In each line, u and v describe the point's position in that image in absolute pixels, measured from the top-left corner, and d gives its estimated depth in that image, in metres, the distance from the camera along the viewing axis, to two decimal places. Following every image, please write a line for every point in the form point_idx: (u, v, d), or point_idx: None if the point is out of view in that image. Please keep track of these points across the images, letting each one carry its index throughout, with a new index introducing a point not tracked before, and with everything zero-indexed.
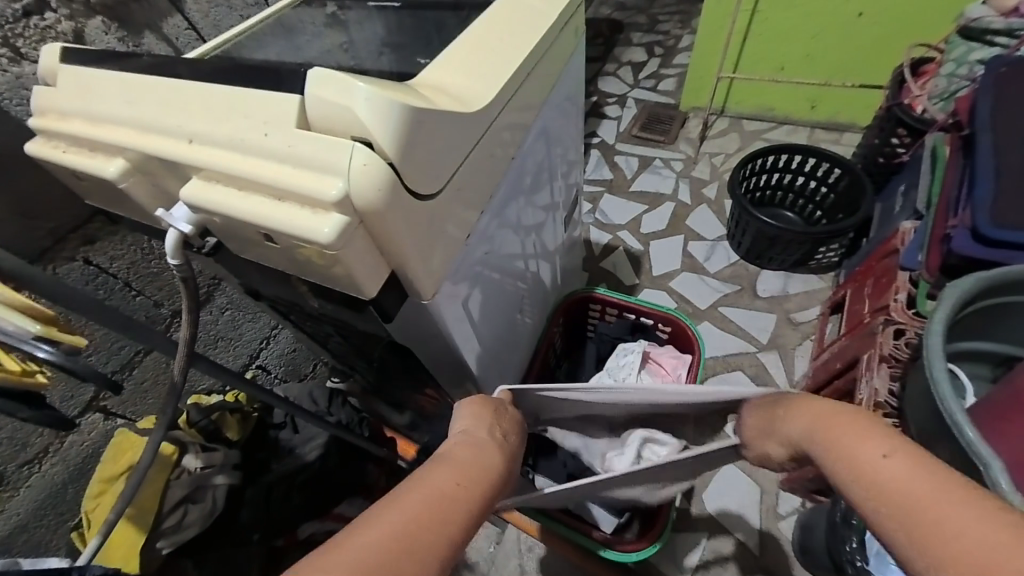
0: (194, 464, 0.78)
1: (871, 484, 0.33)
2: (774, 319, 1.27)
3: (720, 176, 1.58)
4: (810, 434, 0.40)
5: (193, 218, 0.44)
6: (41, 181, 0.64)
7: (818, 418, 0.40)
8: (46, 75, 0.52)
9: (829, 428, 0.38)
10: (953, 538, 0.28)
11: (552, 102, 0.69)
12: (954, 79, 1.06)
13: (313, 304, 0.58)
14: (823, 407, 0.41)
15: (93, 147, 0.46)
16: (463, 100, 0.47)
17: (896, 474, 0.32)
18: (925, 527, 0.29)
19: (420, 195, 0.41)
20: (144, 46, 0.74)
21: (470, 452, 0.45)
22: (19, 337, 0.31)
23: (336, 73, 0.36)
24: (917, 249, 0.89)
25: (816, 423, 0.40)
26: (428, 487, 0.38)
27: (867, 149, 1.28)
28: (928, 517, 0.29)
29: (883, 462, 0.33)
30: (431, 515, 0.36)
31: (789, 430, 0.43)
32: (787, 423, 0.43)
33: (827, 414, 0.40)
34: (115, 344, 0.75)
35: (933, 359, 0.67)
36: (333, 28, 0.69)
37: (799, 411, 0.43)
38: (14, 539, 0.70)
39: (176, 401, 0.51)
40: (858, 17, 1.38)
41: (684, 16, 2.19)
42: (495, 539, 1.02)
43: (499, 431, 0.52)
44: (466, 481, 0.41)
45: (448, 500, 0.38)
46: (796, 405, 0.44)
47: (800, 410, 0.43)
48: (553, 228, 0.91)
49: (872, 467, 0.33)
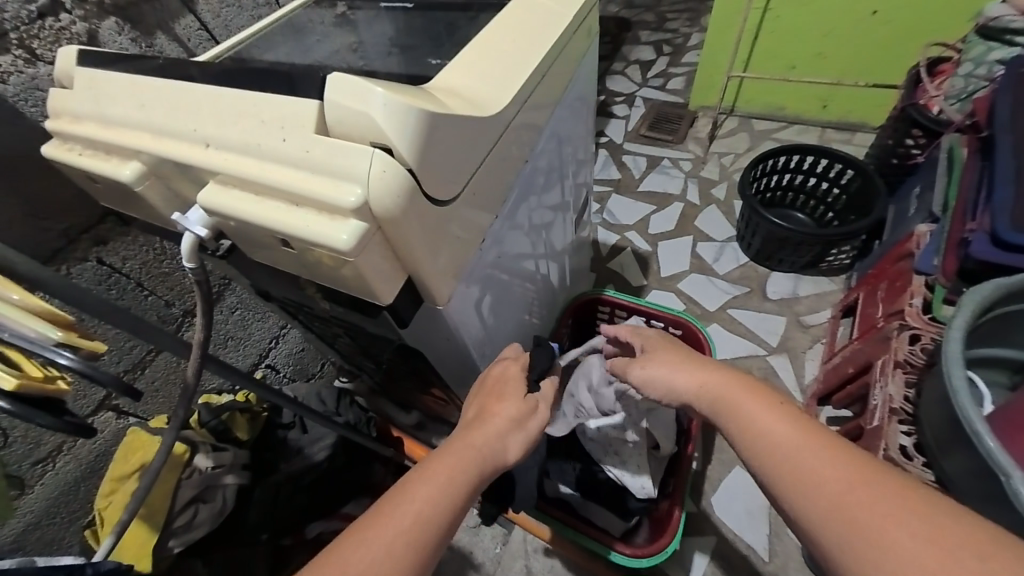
0: (205, 463, 0.77)
1: (756, 440, 0.43)
2: (783, 322, 1.26)
3: (730, 176, 1.57)
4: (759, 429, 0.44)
5: (208, 221, 0.44)
6: (55, 182, 0.64)
7: (713, 383, 0.50)
8: (60, 77, 0.52)
9: (724, 393, 0.49)
10: (812, 476, 0.39)
11: (565, 102, 0.69)
12: (972, 79, 1.04)
13: (324, 307, 0.58)
14: (711, 373, 0.52)
15: (107, 150, 0.46)
16: (478, 103, 0.46)
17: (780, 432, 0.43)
18: (795, 471, 0.40)
19: (436, 200, 0.41)
20: (156, 47, 0.74)
21: (465, 446, 0.48)
22: (40, 344, 0.32)
23: (354, 77, 0.36)
24: (933, 252, 0.88)
25: (713, 389, 0.50)
26: (419, 500, 0.42)
27: (881, 150, 1.26)
28: (804, 469, 0.39)
29: (770, 421, 0.44)
30: (421, 525, 0.41)
31: (683, 389, 0.53)
32: (679, 385, 0.53)
33: (717, 381, 0.50)
34: (127, 344, 0.75)
35: (951, 366, 0.66)
36: (343, 28, 0.69)
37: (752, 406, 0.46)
38: (28, 536, 0.71)
39: (189, 402, 0.51)
40: (872, 15, 1.35)
41: (693, 14, 2.17)
42: (501, 539, 1.03)
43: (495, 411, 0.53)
44: (456, 485, 0.45)
45: (432, 505, 0.42)
46: (689, 366, 0.54)
47: (693, 371, 0.53)
48: (562, 230, 0.90)
49: (764, 427, 0.43)
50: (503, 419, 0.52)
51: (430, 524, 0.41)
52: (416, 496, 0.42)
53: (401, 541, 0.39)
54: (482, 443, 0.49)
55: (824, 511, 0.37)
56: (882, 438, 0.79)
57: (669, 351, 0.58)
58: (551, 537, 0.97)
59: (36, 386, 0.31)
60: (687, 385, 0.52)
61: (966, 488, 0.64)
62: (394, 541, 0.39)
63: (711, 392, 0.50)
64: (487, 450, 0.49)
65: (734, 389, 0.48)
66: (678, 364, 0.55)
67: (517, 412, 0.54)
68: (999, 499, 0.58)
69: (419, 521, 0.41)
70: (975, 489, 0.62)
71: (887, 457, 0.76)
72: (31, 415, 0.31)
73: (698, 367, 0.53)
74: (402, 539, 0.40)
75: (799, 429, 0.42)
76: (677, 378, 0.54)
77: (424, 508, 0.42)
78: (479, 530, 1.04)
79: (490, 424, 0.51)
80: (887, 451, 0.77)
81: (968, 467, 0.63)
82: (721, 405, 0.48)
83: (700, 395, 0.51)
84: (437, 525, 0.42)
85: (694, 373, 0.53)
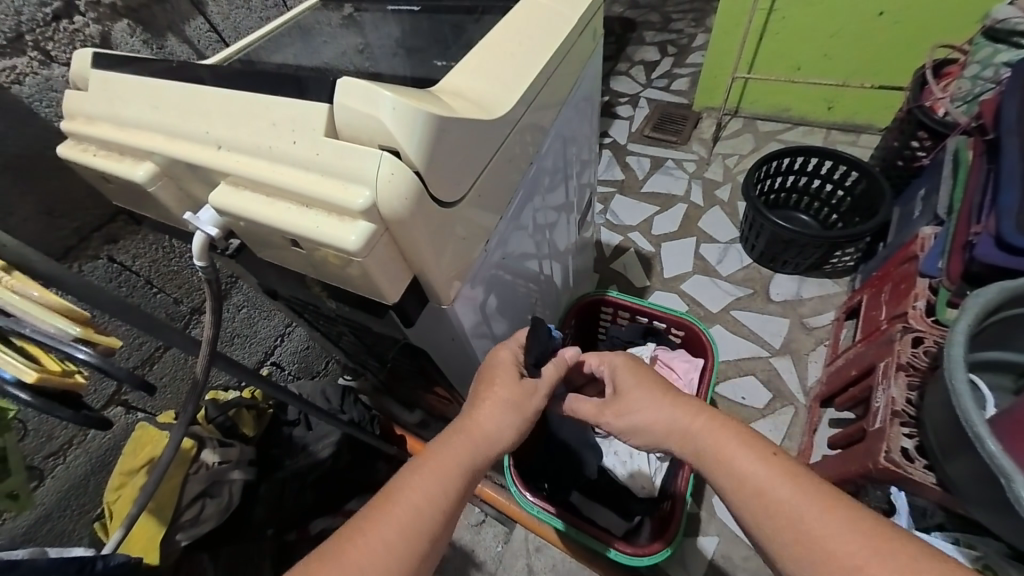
0: (212, 458, 0.78)
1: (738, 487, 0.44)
2: (787, 323, 1.26)
3: (734, 177, 1.57)
4: (756, 487, 0.43)
5: (219, 221, 0.45)
6: (67, 181, 0.65)
7: (689, 428, 0.49)
8: (75, 79, 0.53)
9: (701, 438, 0.48)
10: (802, 531, 0.40)
11: (569, 103, 0.69)
12: (979, 81, 1.04)
13: (330, 305, 0.59)
14: (685, 415, 0.50)
15: (121, 150, 0.48)
16: (484, 105, 0.47)
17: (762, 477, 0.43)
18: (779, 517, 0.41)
19: (443, 202, 0.41)
20: (167, 48, 0.75)
21: (462, 436, 0.49)
22: (59, 339, 0.33)
23: (363, 81, 0.36)
24: (937, 255, 0.88)
25: (700, 437, 0.48)
26: (416, 491, 0.44)
27: (887, 151, 1.26)
28: (792, 514, 0.41)
29: (750, 465, 0.44)
30: (419, 518, 0.42)
31: (660, 435, 0.51)
32: (657, 431, 0.51)
33: (693, 423, 0.49)
34: (135, 340, 0.76)
35: (954, 369, 0.66)
36: (350, 30, 0.70)
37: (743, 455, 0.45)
38: (38, 529, 0.72)
39: (198, 398, 0.52)
40: (879, 16, 1.34)
41: (698, 14, 2.17)
42: (503, 538, 1.03)
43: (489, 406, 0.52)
44: (453, 474, 0.46)
45: (429, 502, 0.43)
46: (663, 406, 0.52)
47: (667, 413, 0.51)
48: (566, 230, 0.91)
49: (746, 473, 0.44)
50: (499, 404, 0.52)
51: (429, 514, 0.43)
52: (415, 487, 0.44)
53: (401, 532, 0.41)
54: (477, 431, 0.50)
55: (808, 557, 0.39)
56: (884, 441, 0.79)
57: (640, 387, 0.55)
58: (552, 533, 0.99)
59: (54, 380, 0.32)
60: (665, 433, 0.51)
61: (969, 491, 0.64)
62: (394, 532, 0.41)
63: (689, 437, 0.49)
64: (484, 438, 0.50)
65: (712, 433, 0.48)
66: (655, 406, 0.52)
67: (518, 396, 0.53)
68: (1002, 503, 0.58)
69: (417, 516, 0.42)
70: (980, 492, 0.62)
71: (888, 460, 0.76)
72: (51, 408, 0.32)
73: (670, 407, 0.51)
74: (402, 530, 0.41)
75: (784, 474, 0.43)
76: (653, 423, 0.52)
77: (423, 499, 0.43)
78: (482, 528, 1.05)
79: (486, 410, 0.51)
80: (889, 454, 0.77)
81: (971, 471, 0.63)
82: (701, 453, 0.48)
83: (679, 441, 0.50)
84: (436, 515, 0.43)
85: (670, 415, 0.51)
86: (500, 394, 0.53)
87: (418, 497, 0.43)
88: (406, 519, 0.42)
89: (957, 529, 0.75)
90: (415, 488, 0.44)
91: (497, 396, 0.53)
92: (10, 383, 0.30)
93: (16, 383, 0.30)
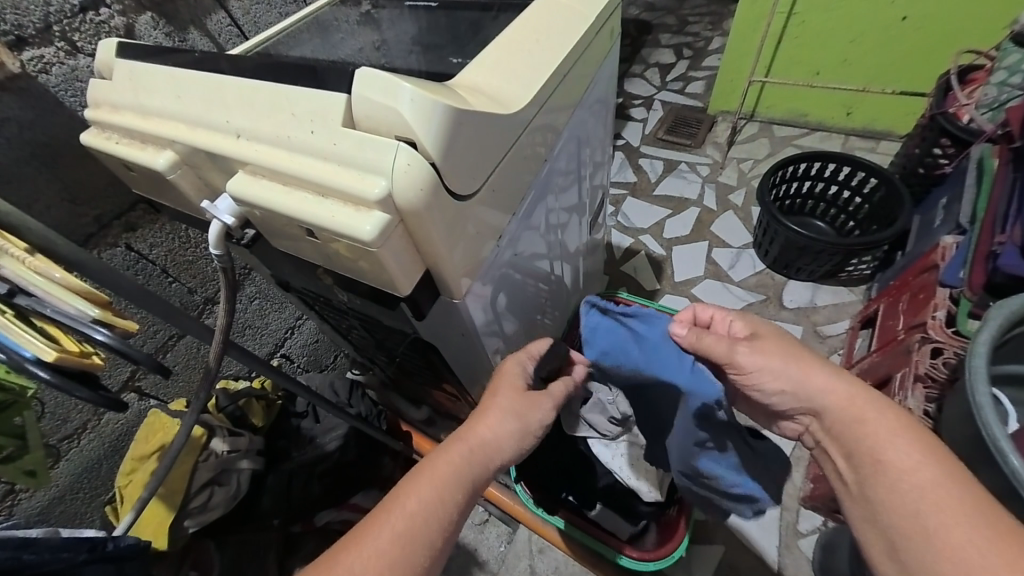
0: (221, 447, 0.79)
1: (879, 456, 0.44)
2: (800, 331, 1.23)
3: (748, 182, 1.55)
4: (892, 458, 0.44)
5: (236, 210, 0.45)
6: (89, 170, 0.67)
7: (856, 395, 0.48)
8: (100, 68, 0.54)
9: (861, 407, 0.47)
10: (922, 506, 0.41)
11: (584, 103, 0.69)
12: (1006, 88, 1.00)
13: (342, 297, 0.59)
14: (856, 385, 0.49)
15: (143, 139, 0.48)
16: (500, 101, 0.47)
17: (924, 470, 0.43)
18: (911, 495, 0.42)
19: (457, 195, 0.41)
20: (189, 42, 0.76)
21: (460, 445, 0.49)
22: (79, 321, 0.34)
23: (381, 72, 0.36)
24: (959, 264, 0.86)
25: (849, 403, 0.48)
26: (411, 502, 0.44)
27: (907, 159, 1.23)
28: (922, 491, 0.41)
29: (905, 451, 0.44)
30: (413, 535, 0.42)
31: (810, 388, 0.50)
32: (807, 383, 0.50)
33: (859, 392, 0.48)
34: (150, 328, 0.77)
35: (976, 382, 0.64)
36: (367, 27, 0.70)
37: (891, 430, 0.45)
38: (51, 510, 0.74)
39: (211, 385, 0.52)
40: (903, 21, 1.31)
41: (715, 18, 2.14)
42: (506, 538, 1.03)
43: (493, 419, 0.51)
44: (449, 487, 0.46)
45: (424, 518, 0.43)
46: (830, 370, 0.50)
47: (829, 375, 0.49)
48: (578, 230, 0.90)
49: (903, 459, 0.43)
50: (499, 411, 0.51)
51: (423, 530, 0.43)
52: (410, 500, 0.44)
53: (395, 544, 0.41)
54: (476, 442, 0.49)
55: (915, 528, 0.41)
56: None
57: (788, 342, 0.52)
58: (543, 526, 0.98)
59: (73, 360, 0.33)
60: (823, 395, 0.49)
61: None
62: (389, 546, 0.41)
63: (848, 403, 0.48)
64: (484, 450, 0.49)
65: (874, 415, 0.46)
66: (811, 364, 0.50)
67: (522, 407, 0.53)
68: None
69: (410, 532, 0.42)
70: None
71: None
72: (69, 387, 0.32)
73: (836, 371, 0.50)
74: (392, 542, 0.41)
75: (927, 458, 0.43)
76: (798, 372, 0.50)
77: (414, 513, 0.43)
78: (485, 527, 1.05)
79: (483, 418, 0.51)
80: None
81: (993, 487, 0.61)
82: (851, 424, 0.47)
83: (829, 399, 0.49)
84: (431, 529, 0.43)
85: (818, 376, 0.50)
86: (498, 403, 0.52)
87: (414, 511, 0.43)
88: (402, 537, 0.42)
89: None
90: (411, 502, 0.44)
91: (498, 405, 0.52)
92: (31, 362, 0.31)
93: (37, 361, 0.31)
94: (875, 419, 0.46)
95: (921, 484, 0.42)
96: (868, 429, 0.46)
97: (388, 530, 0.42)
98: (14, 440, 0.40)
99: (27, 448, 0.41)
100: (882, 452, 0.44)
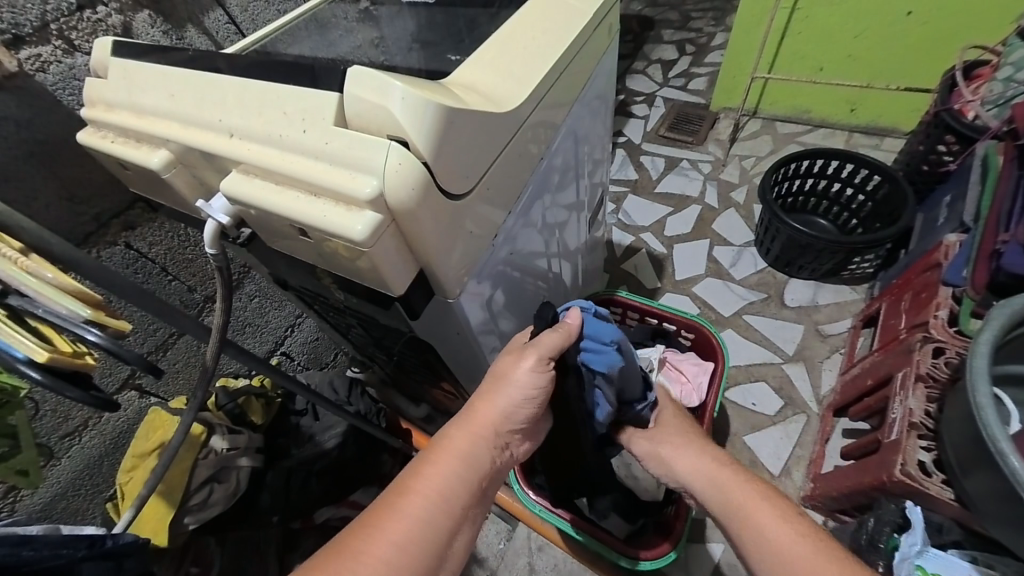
0: (221, 444, 0.80)
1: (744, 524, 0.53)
2: (802, 330, 1.23)
3: (750, 180, 1.54)
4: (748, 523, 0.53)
5: (230, 209, 0.45)
6: (88, 169, 0.67)
7: (718, 477, 0.58)
8: (97, 66, 0.54)
9: (726, 489, 0.56)
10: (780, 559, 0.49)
11: (583, 101, 0.68)
12: (1012, 83, 0.99)
13: (339, 296, 0.59)
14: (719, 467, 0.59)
15: (138, 138, 0.48)
16: (495, 99, 0.46)
17: (777, 529, 0.51)
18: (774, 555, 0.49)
19: (450, 195, 0.41)
20: (186, 39, 0.76)
21: (470, 427, 0.51)
22: (71, 321, 0.34)
23: (374, 71, 0.36)
24: (962, 263, 0.85)
25: (715, 485, 0.57)
26: (426, 488, 0.46)
27: (912, 156, 1.22)
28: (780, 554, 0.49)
29: (759, 515, 0.52)
30: (427, 521, 0.44)
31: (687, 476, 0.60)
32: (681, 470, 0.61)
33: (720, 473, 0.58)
34: (150, 326, 0.78)
35: (977, 383, 0.64)
36: (366, 24, 0.70)
37: (745, 500, 0.54)
38: (53, 506, 0.75)
39: (207, 384, 0.52)
40: (908, 16, 1.30)
41: (718, 13, 2.12)
42: (506, 535, 1.03)
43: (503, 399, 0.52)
44: (462, 470, 0.48)
45: (438, 503, 0.45)
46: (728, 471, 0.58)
47: (700, 460, 0.60)
48: (577, 228, 0.89)
49: (774, 537, 0.50)
50: (511, 394, 0.52)
51: (439, 513, 0.45)
52: (427, 481, 0.46)
53: (411, 529, 0.43)
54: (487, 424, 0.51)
55: None
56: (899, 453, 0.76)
57: (671, 425, 0.66)
58: (541, 526, 0.98)
59: (64, 360, 0.33)
60: (693, 479, 0.60)
61: (991, 507, 0.62)
62: (404, 533, 0.43)
63: (715, 487, 0.57)
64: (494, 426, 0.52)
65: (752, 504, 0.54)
66: (683, 445, 0.63)
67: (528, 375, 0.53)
68: None
69: (425, 518, 0.44)
70: (1004, 510, 0.60)
71: (903, 473, 0.74)
72: (60, 387, 0.33)
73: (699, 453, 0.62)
74: (407, 529, 0.43)
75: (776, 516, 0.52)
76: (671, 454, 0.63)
77: (435, 494, 0.46)
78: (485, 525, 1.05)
79: (492, 401, 0.52)
80: (905, 466, 0.74)
81: (995, 488, 0.60)
82: (724, 503, 0.56)
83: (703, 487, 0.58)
84: (448, 508, 0.46)
85: (694, 466, 0.60)
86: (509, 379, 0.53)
87: (432, 495, 0.45)
88: (418, 522, 0.44)
89: (974, 547, 0.74)
90: (428, 488, 0.46)
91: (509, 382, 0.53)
92: (23, 362, 0.31)
93: (28, 362, 0.31)
94: (735, 492, 0.55)
95: (774, 545, 0.50)
96: (733, 504, 0.55)
97: (404, 517, 0.44)
98: (5, 440, 0.40)
99: (19, 447, 0.41)
100: (746, 523, 0.53)
